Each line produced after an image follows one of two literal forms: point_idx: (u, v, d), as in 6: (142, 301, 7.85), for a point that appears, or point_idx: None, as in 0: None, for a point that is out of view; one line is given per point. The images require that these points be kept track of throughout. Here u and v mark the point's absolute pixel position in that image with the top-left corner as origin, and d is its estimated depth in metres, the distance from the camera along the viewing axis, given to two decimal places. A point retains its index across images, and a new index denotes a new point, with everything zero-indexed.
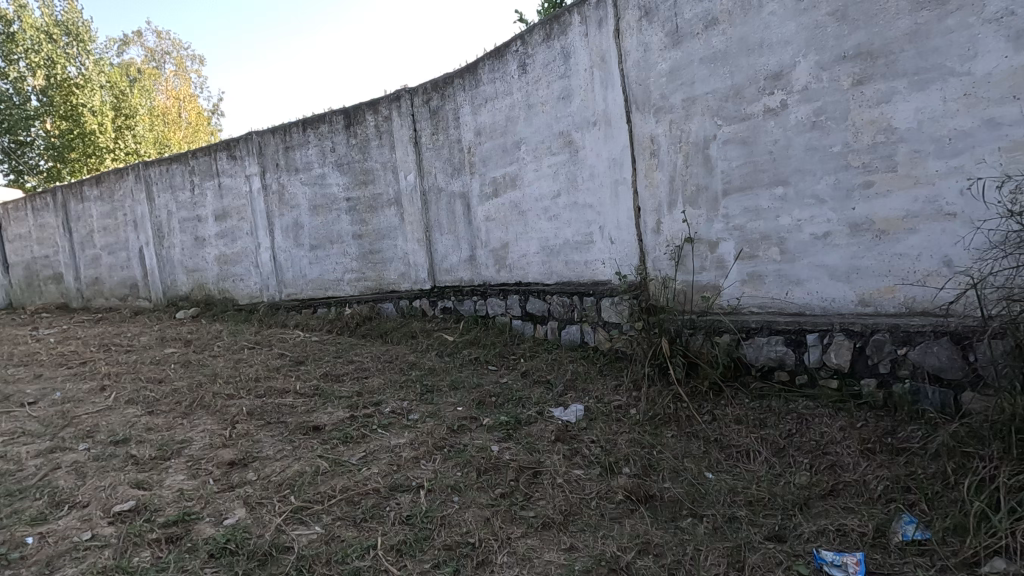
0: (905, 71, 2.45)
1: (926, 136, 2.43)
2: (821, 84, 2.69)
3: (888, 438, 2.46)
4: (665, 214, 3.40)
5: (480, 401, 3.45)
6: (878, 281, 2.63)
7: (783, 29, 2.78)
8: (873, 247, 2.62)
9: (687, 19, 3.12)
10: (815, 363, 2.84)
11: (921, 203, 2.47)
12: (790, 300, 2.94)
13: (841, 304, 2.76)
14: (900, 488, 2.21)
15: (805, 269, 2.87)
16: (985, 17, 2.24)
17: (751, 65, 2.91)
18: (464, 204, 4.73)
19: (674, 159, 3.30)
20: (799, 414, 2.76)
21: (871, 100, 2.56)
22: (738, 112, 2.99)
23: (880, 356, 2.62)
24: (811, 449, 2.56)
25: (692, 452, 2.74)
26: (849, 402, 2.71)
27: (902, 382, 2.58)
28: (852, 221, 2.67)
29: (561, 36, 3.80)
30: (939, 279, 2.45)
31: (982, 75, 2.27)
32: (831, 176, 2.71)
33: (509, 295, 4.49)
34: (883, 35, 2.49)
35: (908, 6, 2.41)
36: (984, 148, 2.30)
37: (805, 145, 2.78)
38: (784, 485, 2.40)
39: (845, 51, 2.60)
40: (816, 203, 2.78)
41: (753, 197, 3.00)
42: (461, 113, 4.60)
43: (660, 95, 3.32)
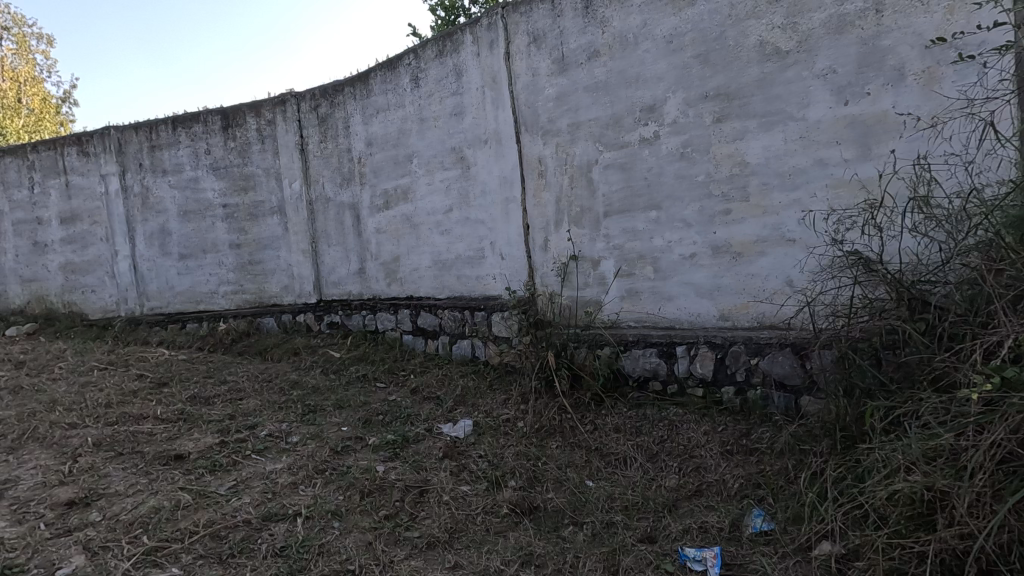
0: (755, 113, 2.78)
1: (772, 171, 2.77)
2: (687, 119, 2.97)
3: (743, 440, 2.73)
4: (552, 232, 3.54)
5: (367, 420, 3.34)
6: (736, 298, 2.93)
7: (656, 66, 3.03)
8: (731, 267, 2.93)
9: (572, 48, 3.30)
10: (683, 373, 3.09)
11: (768, 230, 2.80)
12: (663, 315, 3.18)
13: (706, 319, 3.03)
14: (752, 485, 2.46)
15: (675, 287, 3.12)
16: (815, 72, 2.62)
17: (629, 97, 3.14)
18: (354, 215, 4.58)
19: (561, 181, 3.46)
20: (670, 421, 2.99)
21: (729, 136, 2.86)
22: (618, 140, 3.21)
23: (737, 365, 2.92)
24: (680, 453, 2.78)
25: (574, 461, 2.85)
26: (712, 408, 2.97)
27: (754, 389, 2.88)
28: (713, 243, 2.96)
29: (454, 54, 3.84)
30: (782, 297, 2.79)
31: (814, 121, 2.64)
32: (697, 202, 2.99)
33: (399, 309, 4.41)
34: (737, 80, 2.81)
35: (757, 57, 2.75)
36: (816, 184, 2.66)
37: (675, 174, 3.04)
38: (656, 489, 2.58)
39: (707, 91, 2.89)
40: (684, 227, 3.05)
41: (631, 219, 3.23)
42: (351, 122, 4.47)
43: (548, 119, 3.46)
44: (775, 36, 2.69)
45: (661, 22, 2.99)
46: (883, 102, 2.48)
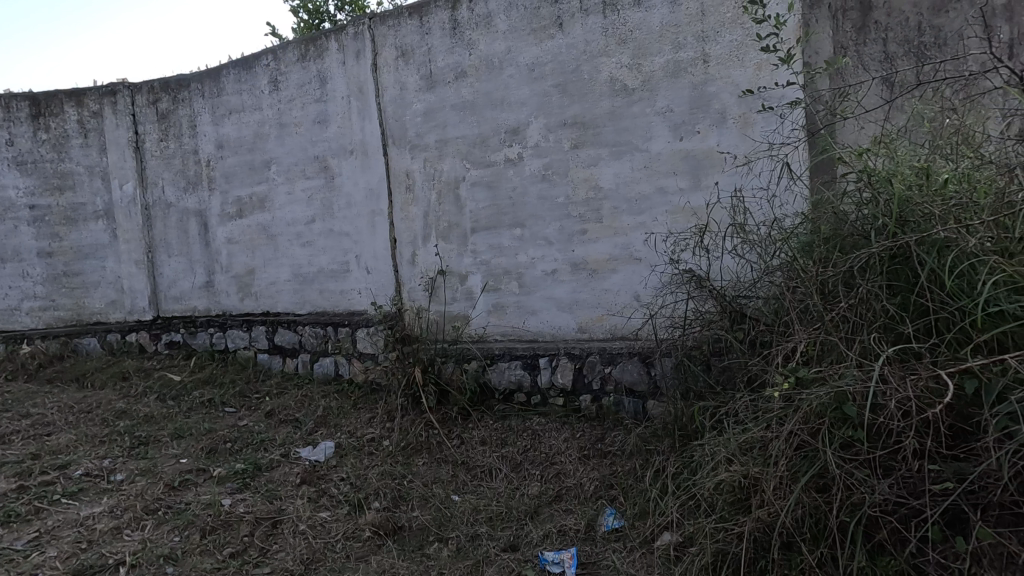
0: (607, 142, 3.04)
1: (622, 196, 3.04)
2: (549, 143, 3.15)
3: (598, 444, 2.92)
4: (419, 246, 3.52)
5: (212, 450, 3.02)
6: (592, 311, 3.15)
7: (520, 91, 3.19)
8: (588, 283, 3.14)
9: (440, 66, 3.35)
10: (545, 384, 3.23)
11: (618, 249, 3.06)
12: (526, 329, 3.31)
13: (565, 331, 3.22)
14: (606, 486, 2.63)
15: (538, 301, 3.27)
16: (656, 109, 2.93)
17: (495, 118, 3.25)
18: (200, 222, 4.16)
19: (429, 196, 3.47)
20: (533, 430, 3.10)
21: (585, 162, 3.09)
22: (484, 158, 3.30)
23: (592, 374, 3.12)
24: (542, 461, 2.89)
25: (441, 476, 2.85)
26: (572, 416, 3.14)
27: (608, 396, 3.10)
28: (572, 260, 3.17)
29: (318, 59, 3.69)
30: (631, 311, 3.06)
31: (656, 153, 2.95)
32: (557, 221, 3.18)
33: (253, 326, 4.07)
34: (591, 110, 3.05)
35: (608, 91, 3.01)
36: (658, 209, 2.97)
37: (537, 194, 3.21)
38: (519, 497, 2.66)
39: (566, 119, 3.10)
40: (546, 244, 3.22)
41: (497, 236, 3.33)
42: (198, 120, 4.07)
43: (416, 133, 3.46)
44: (623, 74, 2.98)
45: (525, 50, 3.15)
46: (710, 140, 2.85)
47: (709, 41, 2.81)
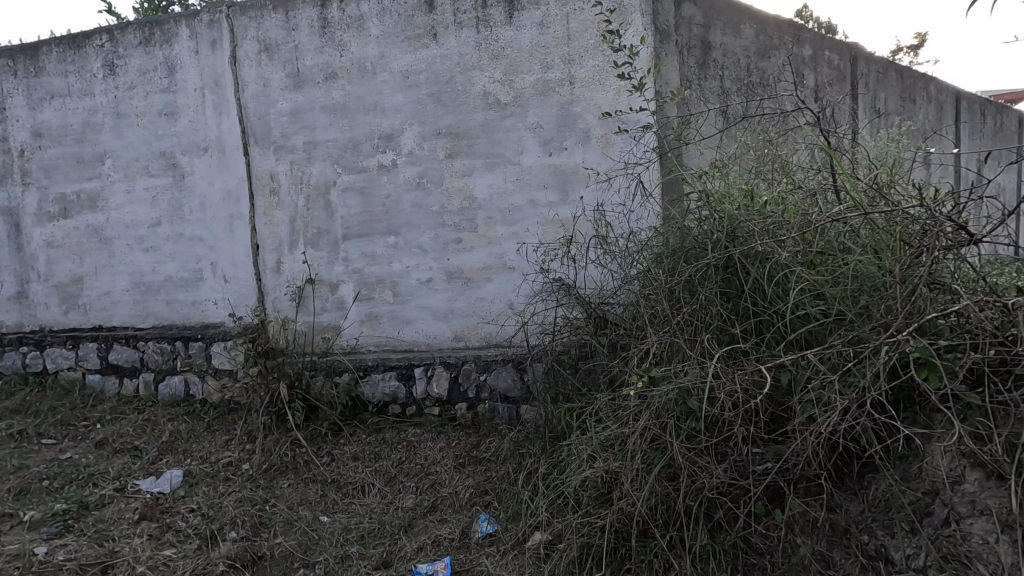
0: (480, 154, 3.10)
1: (496, 207, 3.12)
2: (423, 152, 3.14)
3: (473, 451, 2.93)
4: (285, 253, 3.31)
5: (22, 491, 2.58)
6: (467, 320, 3.19)
7: (393, 98, 3.14)
8: (463, 292, 3.17)
9: (308, 65, 3.19)
10: (421, 395, 3.18)
11: (492, 258, 3.14)
12: (402, 338, 3.25)
13: (441, 340, 3.22)
14: (481, 493, 2.65)
15: (413, 310, 3.23)
16: (527, 124, 3.06)
17: (367, 123, 3.17)
18: (10, 223, 3.55)
19: (295, 201, 3.28)
20: (408, 442, 3.03)
21: (459, 172, 3.13)
22: (356, 164, 3.20)
23: (468, 382, 3.14)
24: (417, 472, 2.84)
25: (308, 498, 2.69)
26: (447, 425, 3.12)
27: (483, 403, 3.12)
28: (447, 269, 3.18)
29: (164, 45, 3.33)
30: (506, 318, 3.15)
31: (527, 166, 3.07)
32: (432, 230, 3.17)
33: (81, 343, 3.53)
34: (465, 122, 3.10)
35: (481, 104, 3.08)
36: (529, 220, 3.10)
37: (412, 203, 3.18)
38: (393, 512, 2.59)
39: (440, 128, 3.12)
40: (421, 253, 3.20)
41: (370, 243, 3.23)
42: (8, 103, 3.48)
43: (280, 133, 3.26)
44: (496, 89, 3.06)
45: (398, 57, 3.12)
46: (576, 156, 3.03)
47: (574, 64, 3.00)
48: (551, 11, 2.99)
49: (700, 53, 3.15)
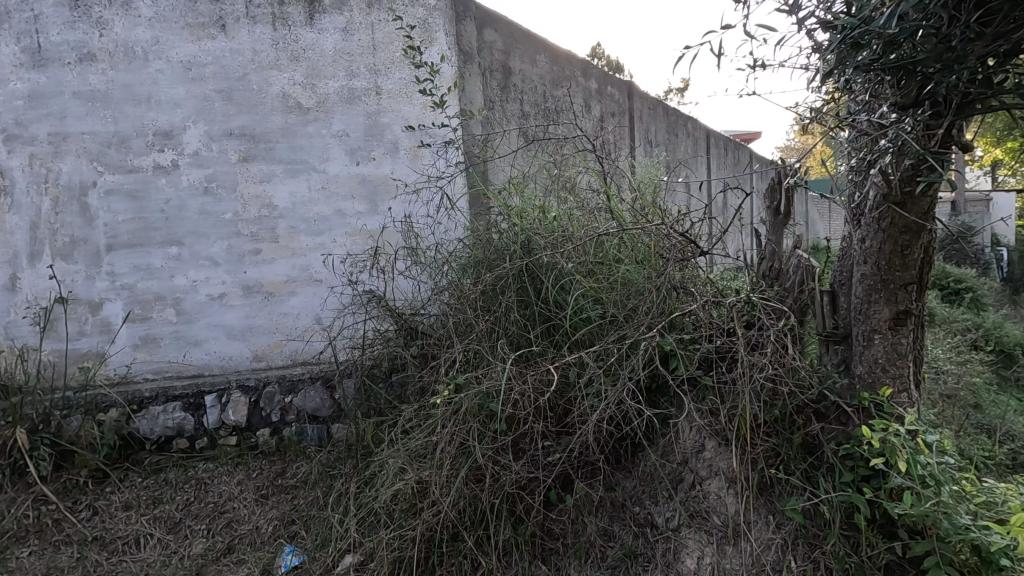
0: (280, 159, 2.90)
1: (298, 216, 2.94)
2: (211, 153, 2.82)
3: (279, 479, 2.68)
4: (23, 267, 2.70)
5: None
6: (268, 338, 2.94)
7: (172, 91, 2.77)
8: (263, 307, 2.92)
9: (54, 42, 2.66)
10: (214, 424, 2.81)
11: (296, 270, 2.95)
12: (188, 362, 2.87)
13: (238, 362, 2.92)
14: (286, 523, 2.45)
15: (202, 330, 2.87)
16: (331, 132, 2.95)
17: (137, 117, 2.75)
18: None
19: (38, 203, 2.69)
20: (198, 480, 2.66)
21: (255, 177, 2.88)
22: (124, 163, 2.75)
23: (271, 406, 2.87)
24: (209, 513, 2.52)
25: (58, 565, 2.22)
26: (246, 455, 2.79)
27: (289, 426, 2.86)
28: (243, 283, 2.90)
29: None
30: (313, 334, 2.98)
31: (333, 174, 2.96)
32: (224, 240, 2.86)
33: None
34: (261, 124, 2.87)
35: (280, 106, 2.88)
36: (337, 230, 2.98)
37: (199, 209, 2.83)
38: (177, 563, 2.26)
39: (231, 129, 2.84)
40: (211, 265, 2.86)
41: (144, 255, 2.80)
42: None
43: (13, 121, 2.66)
44: (296, 91, 2.89)
45: (176, 46, 2.77)
46: (385, 167, 3.02)
47: (380, 75, 2.98)
48: (354, 19, 2.93)
49: (502, 76, 3.37)
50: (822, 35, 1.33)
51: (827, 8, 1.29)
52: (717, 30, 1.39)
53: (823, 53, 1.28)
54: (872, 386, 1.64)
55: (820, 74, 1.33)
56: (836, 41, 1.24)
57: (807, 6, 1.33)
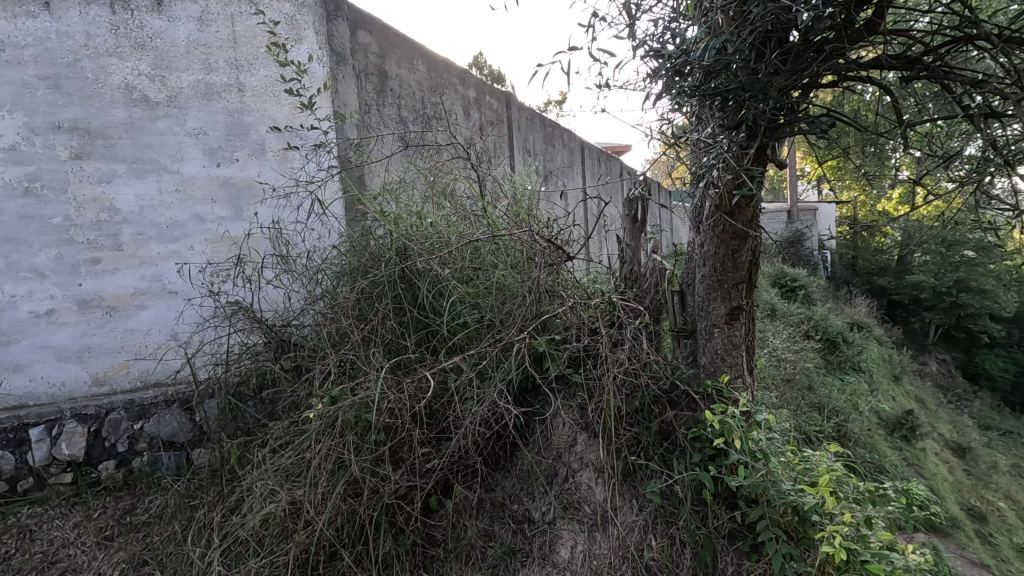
0: (124, 157, 2.59)
1: (147, 221, 2.65)
2: (33, 148, 2.44)
3: (126, 518, 2.38)
4: None
5: None
6: (112, 358, 2.61)
7: None
8: (103, 324, 2.59)
9: None
10: (42, 462, 2.41)
11: (146, 281, 2.66)
12: (6, 391, 2.46)
13: (73, 388, 2.56)
14: (136, 565, 2.18)
15: (24, 353, 2.48)
16: (186, 129, 2.70)
17: None
18: None
19: None
20: (22, 528, 2.29)
21: (92, 177, 2.54)
22: None
23: (117, 435, 2.53)
24: (36, 564, 2.19)
25: None
26: (85, 492, 2.44)
27: (140, 456, 2.54)
28: (78, 297, 2.54)
29: None
30: (168, 352, 2.70)
31: (188, 175, 2.71)
32: (52, 248, 2.49)
33: None
34: (98, 117, 2.54)
35: (122, 98, 2.57)
36: (194, 237, 2.74)
37: (17, 213, 2.44)
38: None
39: (59, 121, 2.48)
40: (35, 277, 2.48)
41: None
42: None
43: None
44: (142, 83, 2.61)
45: None
46: (250, 169, 2.83)
47: (242, 71, 2.79)
48: (211, 8, 2.71)
49: (378, 80, 3.30)
50: (656, 62, 1.47)
51: (659, 38, 1.44)
52: (567, 50, 1.48)
53: (658, 78, 1.42)
54: (714, 374, 1.85)
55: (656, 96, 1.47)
56: (668, 69, 1.39)
57: (644, 36, 1.47)
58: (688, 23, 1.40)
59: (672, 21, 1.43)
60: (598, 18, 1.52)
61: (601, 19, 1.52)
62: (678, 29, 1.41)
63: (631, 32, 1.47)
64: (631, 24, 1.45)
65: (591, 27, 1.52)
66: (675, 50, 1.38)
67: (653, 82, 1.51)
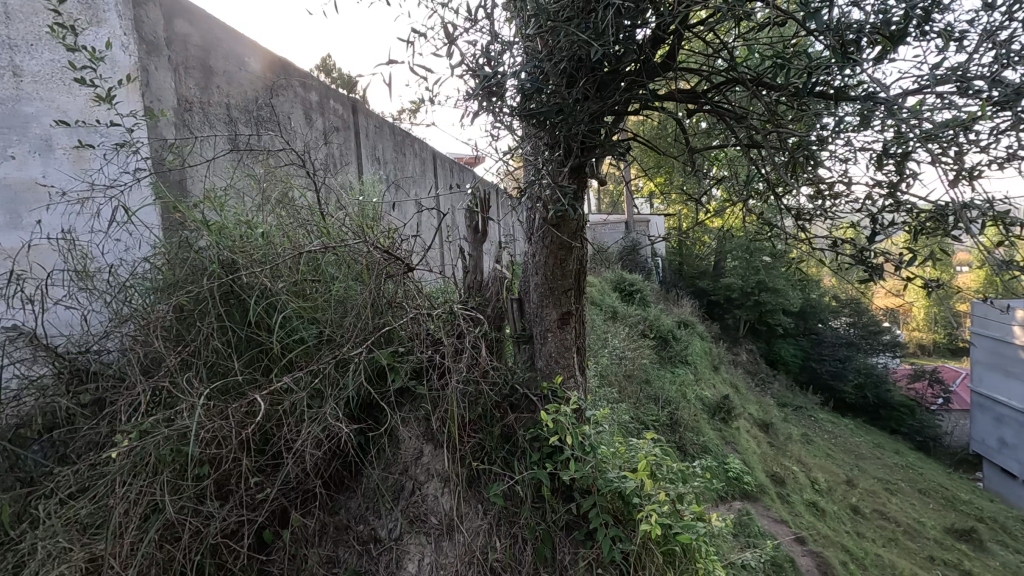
0: None
1: None
2: None
3: None
4: None
5: None
6: None
7: None
8: None
9: None
10: None
11: None
12: None
13: None
14: None
15: None
16: None
17: None
18: None
19: None
20: None
21: None
22: None
23: None
24: None
25: None
26: None
27: None
28: None
29: None
30: None
31: None
32: None
33: None
34: None
35: None
36: None
37: None
38: None
39: None
40: None
41: None
42: None
43: None
44: None
45: None
46: (32, 169, 2.39)
47: (18, 52, 2.35)
48: None
49: (201, 75, 3.00)
50: (473, 83, 1.49)
51: (476, 60, 1.47)
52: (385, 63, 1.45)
53: (476, 98, 1.45)
54: (549, 375, 1.98)
55: (474, 115, 1.50)
56: (487, 89, 1.43)
57: (462, 56, 1.49)
58: (502, 49, 1.46)
59: (490, 45, 1.48)
60: (417, 33, 1.51)
61: (420, 35, 1.52)
62: (494, 53, 1.46)
63: (448, 52, 1.49)
64: (450, 43, 1.47)
65: (410, 41, 1.50)
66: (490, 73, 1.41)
67: (470, 102, 1.52)
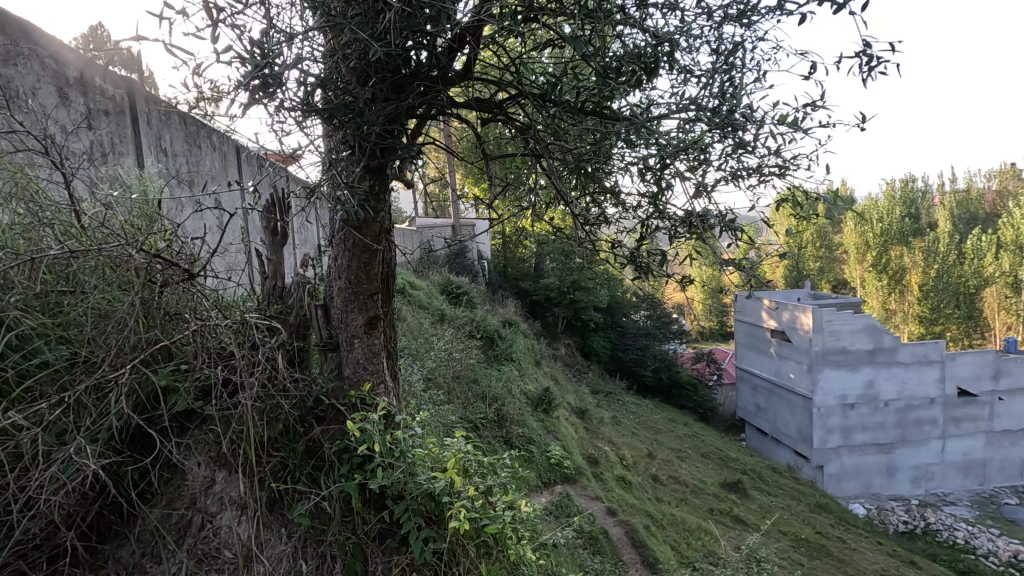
0: None
1: None
2: None
3: None
4: None
5: None
6: None
7: None
8: None
9: None
10: None
11: None
12: None
13: None
14: None
15: None
16: None
17: None
18: None
19: None
20: None
21: None
22: None
23: None
24: None
25: None
26: None
27: None
28: None
29: None
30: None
31: None
32: None
33: None
34: None
35: None
36: None
37: None
38: None
39: None
40: None
41: None
42: None
43: None
44: None
45: None
46: None
47: None
48: None
49: None
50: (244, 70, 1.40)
51: (248, 46, 1.38)
52: None
53: (248, 87, 1.36)
54: (358, 383, 1.91)
55: (247, 104, 1.39)
56: (260, 78, 1.35)
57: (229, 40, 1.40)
58: (282, 38, 1.40)
59: (264, 33, 1.39)
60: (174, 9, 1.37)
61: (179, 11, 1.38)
62: (272, 42, 1.38)
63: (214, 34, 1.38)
64: (214, 24, 1.36)
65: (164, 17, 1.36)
66: (262, 62, 1.33)
67: (238, 89, 1.43)
